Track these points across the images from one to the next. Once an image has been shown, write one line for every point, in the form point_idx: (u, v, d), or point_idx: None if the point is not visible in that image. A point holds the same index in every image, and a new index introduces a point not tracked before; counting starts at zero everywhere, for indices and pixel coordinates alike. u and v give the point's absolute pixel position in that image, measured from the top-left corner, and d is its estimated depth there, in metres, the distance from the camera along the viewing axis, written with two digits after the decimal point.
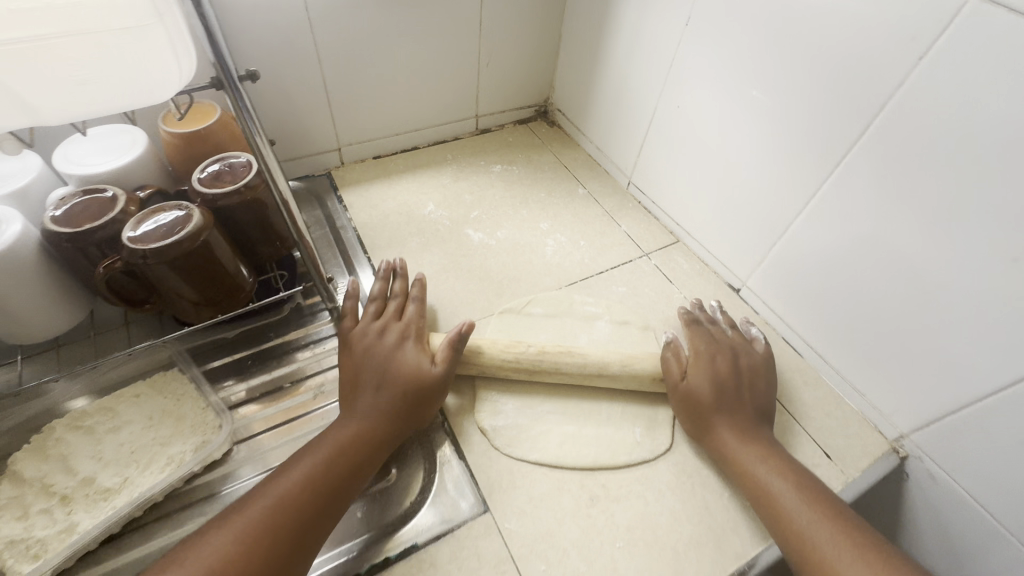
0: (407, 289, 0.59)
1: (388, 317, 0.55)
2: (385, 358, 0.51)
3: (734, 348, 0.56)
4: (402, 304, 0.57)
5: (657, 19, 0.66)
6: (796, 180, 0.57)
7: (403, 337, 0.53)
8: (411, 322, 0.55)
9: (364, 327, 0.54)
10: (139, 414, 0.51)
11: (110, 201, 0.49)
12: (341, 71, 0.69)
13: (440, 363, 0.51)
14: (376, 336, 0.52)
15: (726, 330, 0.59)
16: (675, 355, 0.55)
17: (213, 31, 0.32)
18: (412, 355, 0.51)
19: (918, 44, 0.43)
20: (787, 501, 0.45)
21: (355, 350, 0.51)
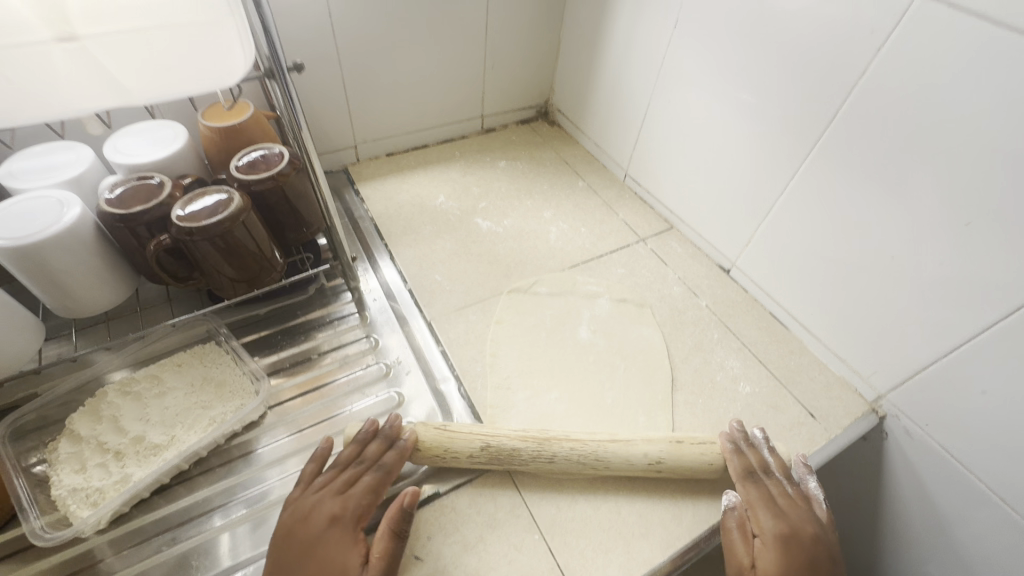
0: (370, 454, 0.48)
1: (329, 493, 0.45)
2: (307, 549, 0.42)
3: (799, 519, 0.46)
4: (360, 471, 0.47)
5: (649, 23, 0.72)
6: (778, 166, 0.62)
7: (341, 524, 0.44)
8: (354, 500, 0.45)
9: (300, 503, 0.45)
10: (182, 380, 0.55)
11: (158, 187, 0.55)
12: (359, 74, 0.75)
13: (371, 568, 0.42)
14: (311, 515, 0.44)
15: (785, 488, 0.49)
16: (737, 528, 0.47)
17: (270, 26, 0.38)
18: (342, 553, 0.42)
19: (877, 38, 0.49)
20: None
21: (274, 543, 0.43)
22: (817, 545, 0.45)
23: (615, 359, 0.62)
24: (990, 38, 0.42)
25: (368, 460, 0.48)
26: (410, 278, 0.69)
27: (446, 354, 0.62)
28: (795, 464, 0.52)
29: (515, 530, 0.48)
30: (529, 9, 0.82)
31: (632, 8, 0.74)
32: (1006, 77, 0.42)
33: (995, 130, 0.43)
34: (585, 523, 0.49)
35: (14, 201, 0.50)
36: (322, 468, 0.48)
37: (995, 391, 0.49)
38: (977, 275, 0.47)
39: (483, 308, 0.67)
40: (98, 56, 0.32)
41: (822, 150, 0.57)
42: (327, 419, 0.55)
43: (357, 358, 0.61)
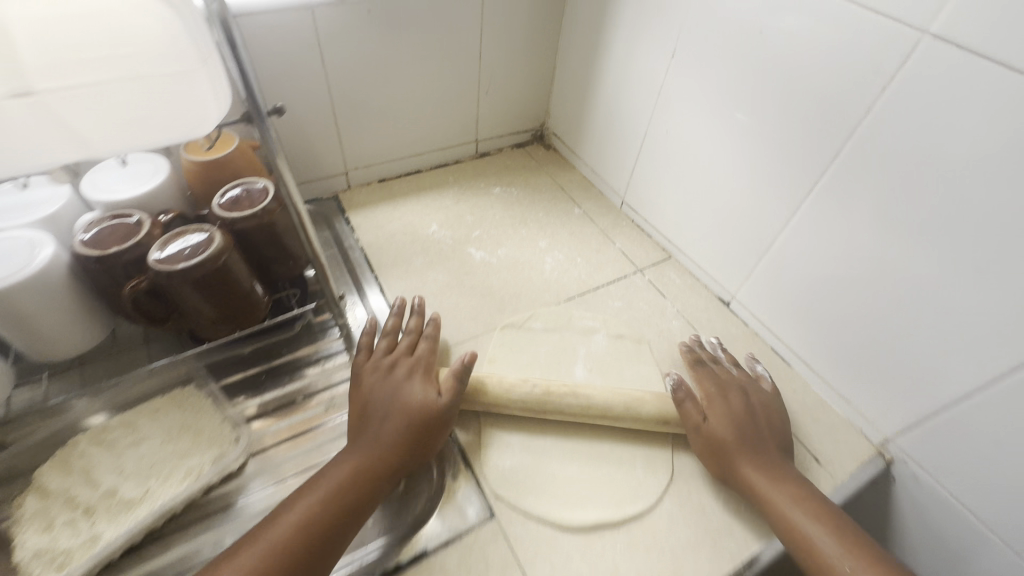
0: (416, 330, 0.60)
1: (401, 354, 0.56)
2: (386, 385, 0.52)
3: (735, 386, 0.57)
4: (414, 340, 0.59)
5: (645, 52, 0.71)
6: (779, 200, 0.61)
7: (413, 369, 0.55)
8: (421, 357, 0.56)
9: (375, 360, 0.55)
10: (160, 428, 0.53)
11: (137, 226, 0.52)
12: (350, 101, 0.74)
13: (446, 394, 0.53)
14: (385, 371, 0.54)
15: (731, 368, 0.61)
16: (687, 398, 0.55)
17: (246, 72, 0.37)
18: (420, 384, 0.53)
19: (882, 76, 0.47)
20: (826, 547, 0.45)
21: (364, 383, 0.53)
22: (768, 408, 0.56)
23: (611, 400, 0.60)
24: (1002, 82, 0.40)
25: (415, 338, 0.59)
26: None
27: None
28: (745, 362, 0.65)
29: None
30: (523, 34, 0.81)
31: (628, 36, 0.72)
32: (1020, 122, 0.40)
33: (1008, 176, 0.41)
34: None
35: None
36: (380, 339, 0.59)
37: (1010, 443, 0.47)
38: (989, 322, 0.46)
39: (476, 345, 0.65)
40: (56, 111, 0.30)
41: (825, 186, 0.55)
42: (311, 468, 0.53)
43: (343, 401, 0.58)
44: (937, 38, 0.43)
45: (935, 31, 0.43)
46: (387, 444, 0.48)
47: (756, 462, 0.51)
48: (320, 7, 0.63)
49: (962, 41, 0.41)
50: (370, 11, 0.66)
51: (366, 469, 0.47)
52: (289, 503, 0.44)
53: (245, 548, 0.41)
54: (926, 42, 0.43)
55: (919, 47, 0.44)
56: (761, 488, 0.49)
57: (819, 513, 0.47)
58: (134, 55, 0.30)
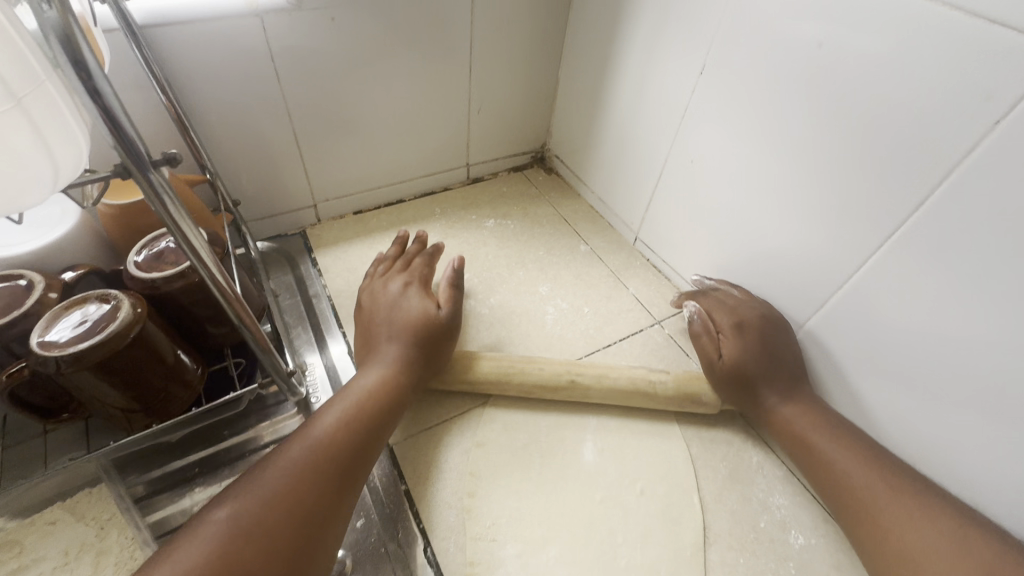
0: (412, 251, 0.62)
1: (398, 271, 0.59)
2: (391, 300, 0.54)
3: (747, 308, 0.55)
4: (410, 258, 0.61)
5: (664, 67, 0.60)
6: (829, 256, 0.48)
7: (412, 282, 0.57)
8: (417, 270, 0.59)
9: (376, 282, 0.58)
10: (53, 549, 0.42)
11: (25, 290, 0.41)
12: (314, 122, 0.62)
13: (445, 305, 0.54)
14: (386, 288, 0.56)
15: (734, 289, 0.58)
16: (704, 330, 0.56)
17: (116, 114, 0.25)
18: (416, 294, 0.55)
19: (990, 110, 0.35)
20: (836, 459, 0.46)
21: (366, 305, 0.55)
22: (779, 332, 0.53)
23: (628, 496, 0.49)
24: None
25: (411, 257, 0.61)
26: None
27: (409, 496, 0.48)
28: None
29: None
30: (519, 43, 0.70)
31: (644, 48, 0.61)
32: None
33: None
34: None
35: None
36: (380, 263, 0.61)
37: None
38: None
39: (461, 424, 0.53)
40: None
41: (895, 245, 0.43)
42: None
43: None
44: None
45: None
46: (399, 350, 0.50)
47: (773, 387, 0.51)
48: (269, 14, 0.52)
49: None
50: (332, 18, 0.55)
51: (381, 379, 0.47)
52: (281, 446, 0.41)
53: (269, 464, 0.39)
54: None
55: None
56: (781, 415, 0.50)
57: (833, 433, 0.47)
58: None
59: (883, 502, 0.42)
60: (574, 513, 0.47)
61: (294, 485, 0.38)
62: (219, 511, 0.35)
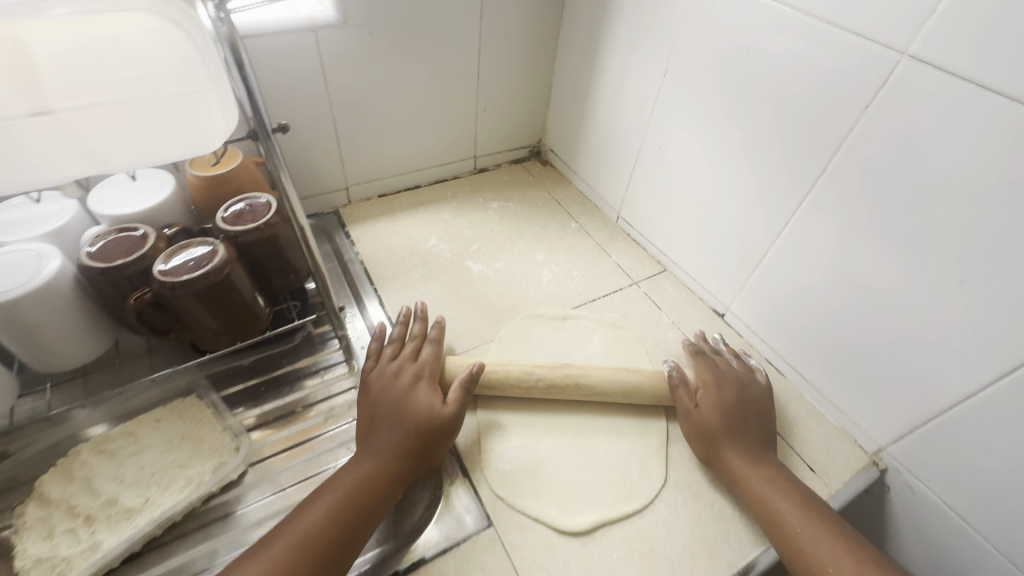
0: (421, 342, 0.60)
1: (408, 360, 0.57)
2: (398, 392, 0.53)
3: (735, 376, 0.59)
4: (419, 349, 0.59)
5: (638, 73, 0.74)
6: (769, 213, 0.62)
7: (421, 376, 0.55)
8: (428, 363, 0.57)
9: (383, 367, 0.56)
10: (160, 439, 0.53)
11: (142, 239, 0.53)
12: (354, 118, 0.76)
13: (451, 403, 0.53)
14: (394, 377, 0.54)
15: (729, 360, 0.63)
16: (682, 383, 0.58)
17: (253, 92, 0.38)
18: (426, 395, 0.53)
19: (865, 95, 0.49)
20: (790, 518, 0.48)
21: (372, 389, 0.53)
22: (756, 398, 0.58)
23: (607, 409, 0.61)
24: (976, 99, 0.42)
25: (421, 349, 0.59)
26: None
27: None
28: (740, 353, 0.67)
29: None
30: (522, 54, 0.84)
31: (621, 57, 0.75)
32: (1006, 137, 0.41)
33: (991, 188, 0.43)
34: None
35: None
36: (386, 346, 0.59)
37: (996, 450, 0.48)
38: (977, 335, 0.47)
39: (474, 355, 0.66)
40: (72, 127, 0.31)
41: (816, 198, 0.57)
42: (309, 478, 0.54)
43: (342, 411, 0.59)
44: (914, 59, 0.45)
45: (912, 53, 0.45)
46: (400, 448, 0.49)
47: (738, 446, 0.53)
48: (323, 29, 0.65)
49: (938, 62, 0.43)
50: (371, 33, 0.69)
51: (378, 473, 0.48)
52: (271, 537, 0.42)
53: (253, 559, 0.41)
54: (905, 62, 0.45)
55: (898, 68, 0.46)
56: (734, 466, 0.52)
57: (796, 499, 0.49)
58: (151, 76, 0.31)
59: (822, 554, 0.45)
60: (563, 419, 0.60)
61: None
62: None
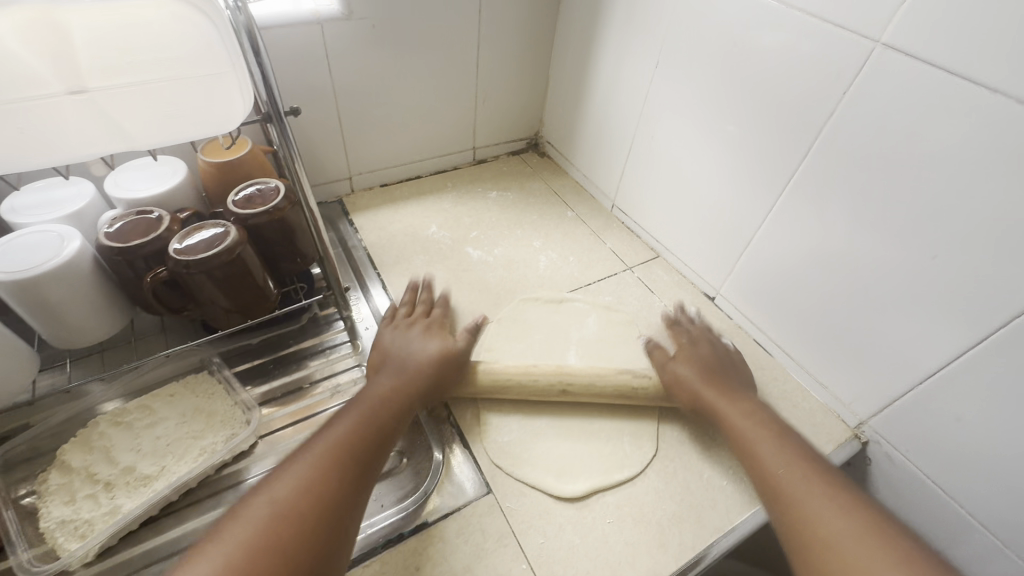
0: (429, 301, 0.67)
1: (420, 316, 0.64)
2: (409, 339, 0.59)
3: (710, 338, 0.63)
4: (428, 305, 0.66)
5: (631, 65, 0.76)
6: (755, 198, 0.65)
7: (430, 330, 0.61)
8: (435, 318, 0.64)
9: (397, 322, 0.62)
10: (174, 412, 0.56)
11: (156, 221, 0.56)
12: (357, 109, 0.78)
13: (461, 343, 0.60)
14: (406, 330, 0.61)
15: (701, 327, 0.67)
16: (657, 347, 0.62)
17: (268, 76, 0.41)
18: (436, 342, 0.59)
19: (843, 82, 0.52)
20: (769, 452, 0.49)
21: (386, 339, 0.60)
22: (729, 357, 0.61)
23: None
24: (945, 84, 0.45)
25: (429, 306, 0.66)
26: None
27: None
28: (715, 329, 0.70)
29: (504, 560, 0.49)
30: (520, 48, 0.87)
31: (614, 50, 0.78)
32: (972, 118, 0.44)
33: (959, 167, 0.45)
34: (574, 551, 0.50)
35: (16, 235, 0.52)
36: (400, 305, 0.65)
37: (968, 417, 0.51)
38: (949, 308, 0.49)
39: (474, 336, 0.68)
40: (105, 106, 0.34)
41: (799, 182, 0.59)
42: None
43: (347, 387, 0.62)
44: (887, 47, 0.48)
45: (886, 42, 0.48)
46: (412, 380, 0.54)
47: (719, 395, 0.55)
48: (328, 22, 0.68)
49: (910, 50, 0.46)
50: (375, 25, 0.71)
51: (395, 394, 0.51)
52: (307, 442, 0.45)
53: (289, 466, 0.42)
54: (879, 50, 0.48)
55: (873, 55, 0.49)
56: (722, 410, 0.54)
57: (774, 434, 0.51)
58: (176, 59, 0.34)
59: (801, 483, 0.46)
60: None
61: (314, 489, 0.41)
62: (262, 497, 0.40)
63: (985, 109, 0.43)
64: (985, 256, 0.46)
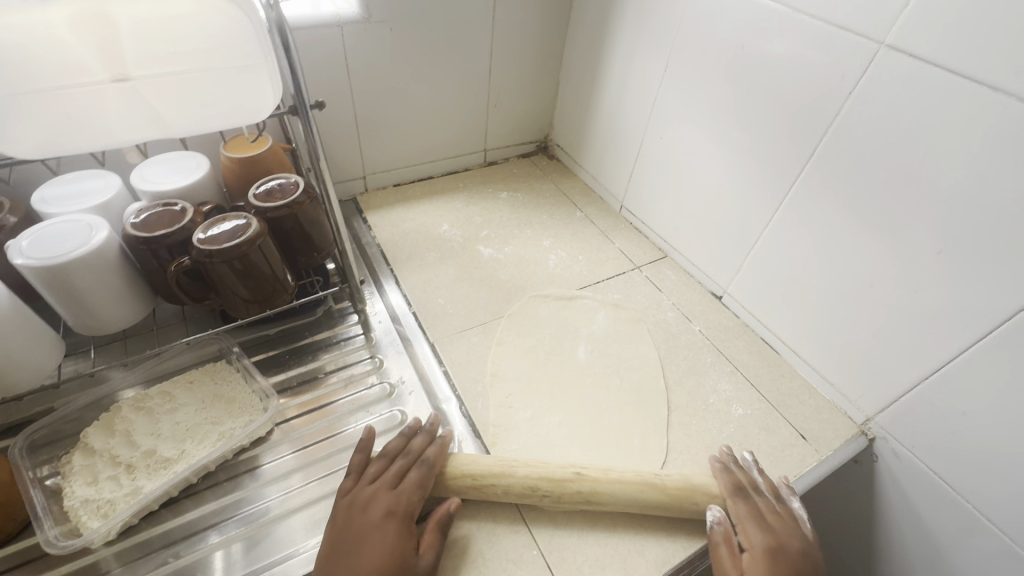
0: (406, 462, 0.50)
1: (382, 488, 0.48)
2: (356, 537, 0.44)
3: (786, 536, 0.48)
4: (401, 471, 0.49)
5: (639, 69, 0.78)
6: (762, 197, 0.66)
7: (388, 517, 0.45)
8: (406, 492, 0.48)
9: (352, 499, 0.47)
10: (193, 398, 0.57)
11: (180, 213, 0.57)
12: (372, 110, 0.80)
13: (424, 553, 0.45)
14: (361, 513, 0.46)
15: (773, 503, 0.51)
16: (724, 540, 0.48)
17: (295, 68, 0.42)
18: (387, 547, 0.44)
19: (848, 83, 0.53)
20: None
21: (337, 520, 0.46)
22: (802, 558, 0.46)
23: (610, 381, 0.65)
24: (948, 84, 0.46)
25: (403, 471, 0.49)
26: (413, 300, 0.73)
27: (448, 375, 0.64)
28: (780, 486, 0.55)
29: (515, 546, 0.50)
30: (531, 52, 0.89)
31: (624, 55, 0.80)
32: (975, 117, 0.45)
33: (963, 165, 0.47)
34: (582, 538, 0.51)
35: (46, 224, 0.54)
36: (372, 462, 0.51)
37: (973, 412, 0.51)
38: (952, 304, 0.50)
39: (485, 330, 0.70)
40: (145, 95, 0.36)
41: (805, 180, 0.61)
42: (331, 437, 0.57)
43: (361, 378, 0.63)
44: (891, 48, 0.49)
45: (889, 43, 0.49)
46: None
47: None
48: (348, 24, 0.70)
49: (913, 51, 0.48)
50: (391, 29, 0.73)
51: None
52: None
53: None
54: (883, 52, 0.50)
55: (877, 57, 0.50)
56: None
57: None
58: (212, 52, 0.36)
59: None
60: (568, 389, 0.63)
61: None
62: None
63: (989, 107, 0.44)
64: (988, 251, 0.47)
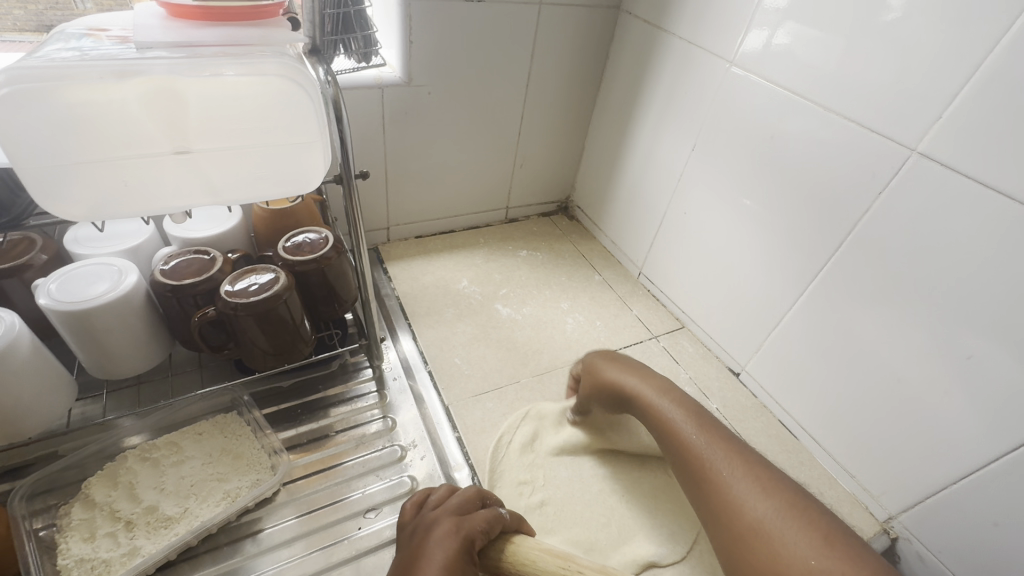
0: (474, 493, 0.45)
1: (445, 512, 0.42)
2: (418, 550, 0.39)
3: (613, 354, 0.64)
4: (471, 500, 0.44)
5: (665, 142, 0.80)
6: (787, 280, 0.66)
7: (451, 535, 0.40)
8: (470, 521, 0.41)
9: (419, 519, 0.43)
10: (200, 451, 0.56)
11: (209, 262, 0.58)
12: (401, 164, 0.82)
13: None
14: (424, 530, 0.41)
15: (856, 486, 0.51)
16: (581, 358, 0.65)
17: (346, 142, 0.44)
18: (446, 566, 0.38)
19: (877, 182, 0.54)
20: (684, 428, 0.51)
21: (398, 556, 0.41)
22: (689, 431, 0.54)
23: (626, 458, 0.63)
24: (978, 196, 0.47)
25: (470, 502, 0.44)
26: (430, 357, 0.72)
27: (461, 441, 0.63)
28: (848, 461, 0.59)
29: None
30: (559, 116, 0.91)
31: (651, 128, 0.82)
32: (1005, 228, 0.46)
33: (992, 274, 0.47)
34: None
35: (76, 266, 0.54)
36: (441, 491, 0.46)
37: (1006, 522, 0.49)
38: (984, 405, 0.50)
39: (500, 395, 0.69)
40: (203, 166, 0.37)
41: (829, 272, 0.61)
42: (338, 502, 0.56)
43: (372, 439, 0.62)
44: (923, 155, 0.50)
45: (920, 151, 0.51)
46: None
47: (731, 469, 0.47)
48: (389, 87, 0.73)
49: (945, 160, 0.49)
50: (429, 90, 0.76)
51: None
52: None
53: None
54: (915, 159, 0.51)
55: (909, 162, 0.52)
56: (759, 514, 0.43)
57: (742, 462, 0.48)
58: (274, 129, 0.38)
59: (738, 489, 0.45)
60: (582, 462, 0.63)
61: None
62: None
63: (1014, 216, 0.45)
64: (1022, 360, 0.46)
